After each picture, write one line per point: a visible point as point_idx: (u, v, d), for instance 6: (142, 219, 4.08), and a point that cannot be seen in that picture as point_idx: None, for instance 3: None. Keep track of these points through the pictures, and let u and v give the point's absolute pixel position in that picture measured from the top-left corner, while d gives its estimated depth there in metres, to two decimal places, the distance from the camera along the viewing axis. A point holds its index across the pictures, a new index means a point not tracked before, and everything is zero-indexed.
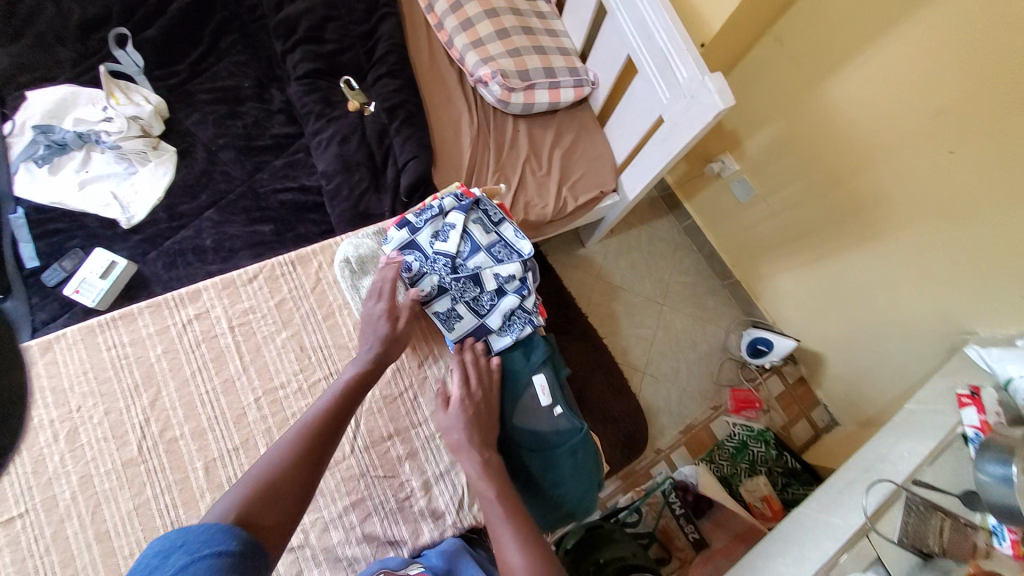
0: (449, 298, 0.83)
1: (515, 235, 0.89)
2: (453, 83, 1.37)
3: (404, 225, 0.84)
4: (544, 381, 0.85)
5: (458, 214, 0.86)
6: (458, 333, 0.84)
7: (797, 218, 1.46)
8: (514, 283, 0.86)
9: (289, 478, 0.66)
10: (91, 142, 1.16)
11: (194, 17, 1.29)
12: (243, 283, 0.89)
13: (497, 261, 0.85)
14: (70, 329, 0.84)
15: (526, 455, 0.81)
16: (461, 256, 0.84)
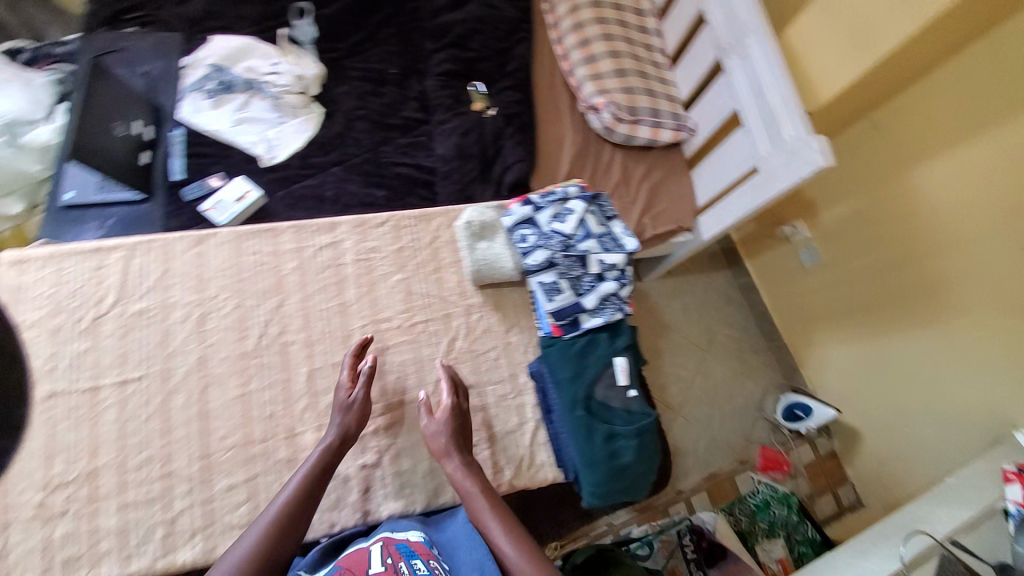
0: (554, 273, 0.89)
1: (624, 231, 0.94)
2: (564, 105, 1.53)
3: (528, 202, 0.93)
4: (625, 363, 0.88)
5: (579, 202, 0.91)
6: (555, 305, 0.88)
7: (859, 292, 1.52)
8: (615, 271, 0.91)
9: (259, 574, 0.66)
10: (255, 89, 1.37)
11: (362, 8, 1.51)
12: (373, 226, 1.00)
13: (605, 249, 0.90)
14: (221, 230, 0.94)
15: (597, 426, 0.84)
16: (574, 237, 0.90)
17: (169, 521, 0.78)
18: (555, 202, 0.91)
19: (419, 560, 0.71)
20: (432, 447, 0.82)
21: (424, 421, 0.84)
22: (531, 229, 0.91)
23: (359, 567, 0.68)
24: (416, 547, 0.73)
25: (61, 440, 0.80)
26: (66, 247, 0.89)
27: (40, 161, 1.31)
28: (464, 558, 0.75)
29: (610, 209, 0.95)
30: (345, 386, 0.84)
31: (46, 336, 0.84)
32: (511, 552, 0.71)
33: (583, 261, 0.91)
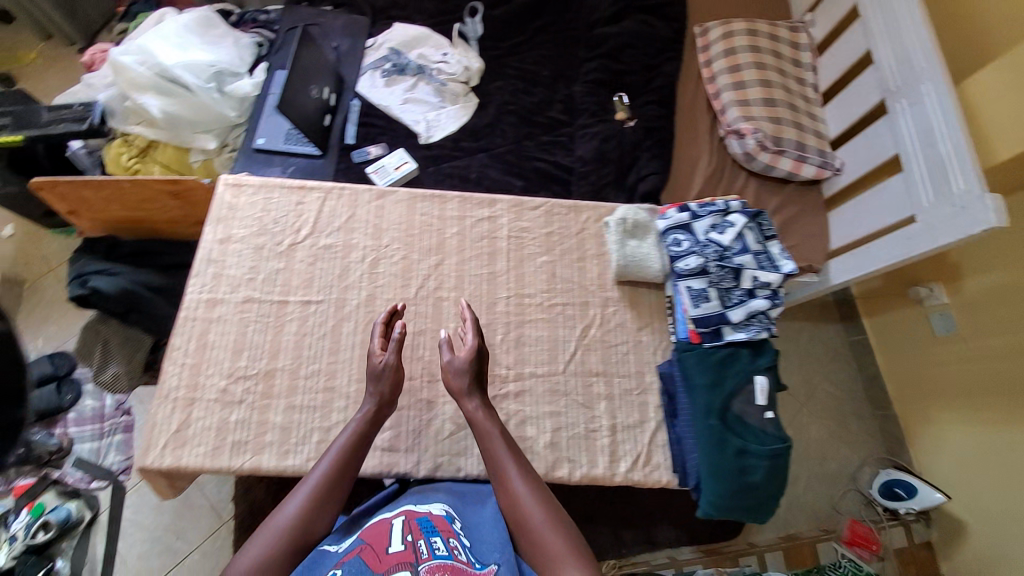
0: (705, 280, 0.92)
1: (780, 253, 0.96)
2: (705, 126, 1.54)
3: (686, 209, 0.97)
4: (764, 383, 0.88)
5: (741, 216, 0.95)
6: (701, 311, 0.91)
7: (997, 373, 1.39)
8: (766, 290, 0.93)
9: (303, 534, 0.73)
10: (424, 74, 1.52)
11: (527, 12, 1.62)
12: (528, 208, 1.07)
13: (761, 266, 0.93)
14: (400, 190, 1.07)
15: (730, 439, 0.85)
16: (730, 250, 0.93)
17: (325, 429, 0.89)
18: (717, 213, 0.95)
19: (439, 537, 0.70)
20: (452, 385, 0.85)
21: (445, 358, 0.86)
22: (688, 235, 0.95)
23: (380, 542, 0.68)
24: (437, 523, 0.73)
25: (250, 338, 0.93)
26: (277, 181, 1.06)
27: (236, 109, 1.51)
28: (486, 532, 0.75)
29: (767, 230, 0.98)
30: (377, 350, 0.87)
31: (250, 251, 0.99)
32: (528, 498, 0.75)
33: (735, 274, 0.93)
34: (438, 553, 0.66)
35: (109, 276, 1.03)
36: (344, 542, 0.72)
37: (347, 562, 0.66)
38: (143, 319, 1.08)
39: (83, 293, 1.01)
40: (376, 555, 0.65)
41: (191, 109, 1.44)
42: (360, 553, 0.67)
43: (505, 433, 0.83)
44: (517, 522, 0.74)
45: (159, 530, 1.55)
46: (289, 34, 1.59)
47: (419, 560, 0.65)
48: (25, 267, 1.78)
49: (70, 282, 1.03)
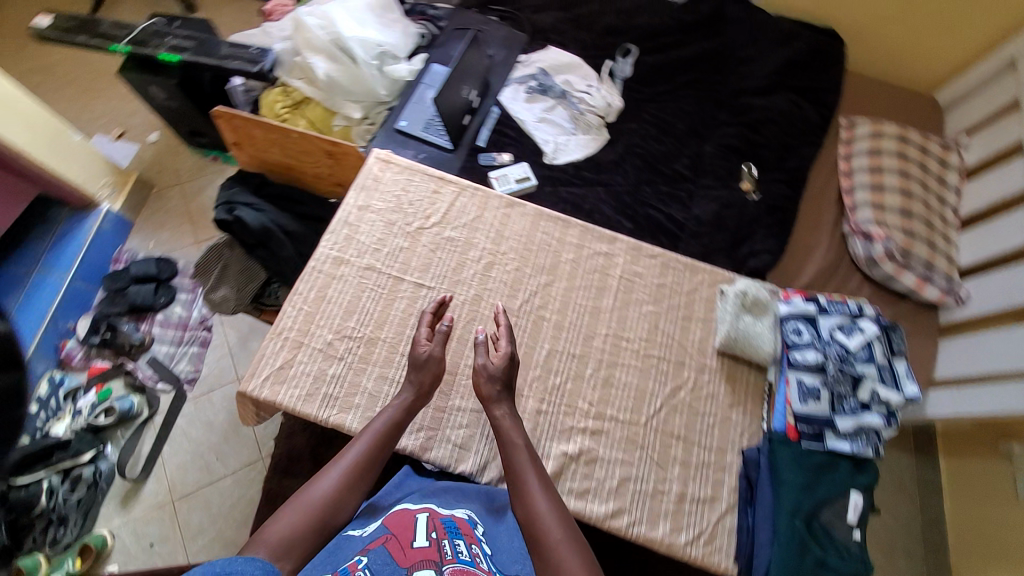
0: (819, 379, 0.91)
1: (906, 374, 0.93)
2: (828, 220, 1.52)
3: (815, 302, 0.97)
4: (859, 501, 0.87)
5: (874, 326, 0.92)
6: (806, 409, 0.90)
7: None
8: (883, 407, 0.91)
9: (330, 513, 0.74)
10: (565, 99, 1.57)
11: (676, 66, 1.65)
12: (646, 255, 1.07)
13: (883, 382, 0.91)
14: (529, 204, 1.10)
15: (811, 546, 0.84)
16: (854, 356, 0.91)
17: None
18: (848, 315, 0.93)
19: (461, 541, 0.71)
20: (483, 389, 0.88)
21: (479, 360, 0.89)
22: (811, 328, 0.94)
23: (406, 535, 0.68)
24: (460, 526, 0.74)
25: (362, 304, 0.99)
26: (420, 166, 1.12)
27: (388, 88, 1.61)
28: (501, 543, 0.76)
29: (897, 347, 0.95)
30: (424, 339, 0.91)
31: (383, 224, 1.06)
32: (549, 515, 0.74)
33: (854, 382, 0.91)
34: (461, 558, 0.66)
35: (253, 210, 1.13)
36: (367, 528, 0.73)
37: (372, 551, 0.66)
38: (264, 255, 1.13)
39: (228, 218, 1.11)
40: (401, 548, 0.65)
41: (351, 79, 1.56)
42: (385, 543, 0.67)
43: (529, 447, 0.84)
44: (535, 537, 0.73)
45: (202, 447, 1.63)
46: (452, 32, 1.68)
47: (442, 561, 0.65)
48: (157, 174, 1.92)
49: (220, 205, 1.13)
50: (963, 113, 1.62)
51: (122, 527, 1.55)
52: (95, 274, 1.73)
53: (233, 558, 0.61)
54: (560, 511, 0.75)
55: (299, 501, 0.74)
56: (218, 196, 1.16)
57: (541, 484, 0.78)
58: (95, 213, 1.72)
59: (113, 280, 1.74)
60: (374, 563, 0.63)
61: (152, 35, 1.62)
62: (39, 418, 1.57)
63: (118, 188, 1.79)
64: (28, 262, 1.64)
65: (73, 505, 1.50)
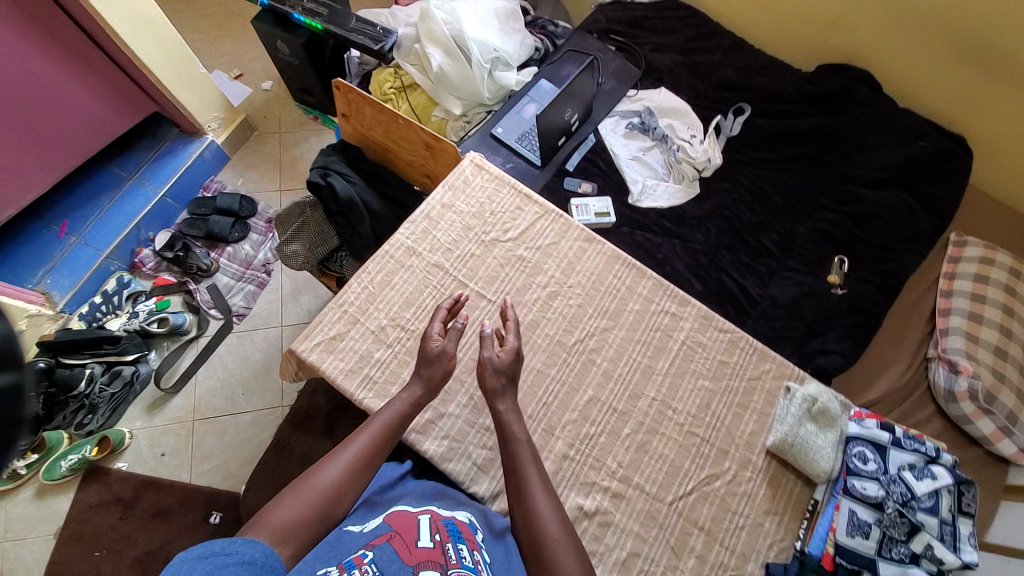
0: (873, 515, 0.84)
1: (970, 541, 0.84)
2: (914, 337, 1.41)
3: (890, 432, 0.89)
4: None
5: (948, 476, 0.85)
6: (852, 543, 0.83)
7: None
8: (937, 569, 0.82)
9: (333, 501, 0.74)
10: (665, 143, 1.53)
11: (788, 136, 1.57)
12: (715, 327, 1.02)
13: (945, 542, 0.82)
14: (608, 244, 1.08)
15: None
16: (919, 502, 0.84)
17: (438, 413, 0.92)
18: (923, 456, 0.86)
19: (464, 546, 0.71)
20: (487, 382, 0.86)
21: (485, 353, 0.88)
22: (879, 458, 0.87)
23: (409, 534, 0.68)
24: (462, 530, 0.74)
25: (422, 298, 0.99)
26: (510, 179, 1.11)
27: (492, 93, 1.64)
28: (499, 555, 0.74)
29: (969, 505, 0.86)
30: (437, 334, 0.90)
31: (461, 226, 1.06)
32: (546, 510, 0.75)
33: (910, 530, 0.83)
34: (465, 564, 0.66)
35: (344, 181, 1.17)
36: (368, 525, 0.73)
37: (377, 546, 0.65)
38: (343, 226, 1.18)
39: (320, 183, 1.15)
40: (408, 546, 0.64)
41: (461, 77, 1.60)
42: (390, 540, 0.66)
43: (531, 444, 0.83)
44: (533, 540, 0.72)
45: (232, 379, 1.70)
46: (567, 54, 1.66)
47: (447, 564, 0.64)
48: (263, 119, 2.05)
49: (314, 169, 1.17)
50: None
51: (142, 431, 1.62)
52: (184, 196, 1.85)
53: (235, 539, 0.62)
54: (557, 507, 0.76)
55: (304, 488, 0.74)
56: (315, 159, 1.21)
57: (543, 486, 0.77)
58: (200, 140, 1.83)
59: (197, 205, 1.85)
60: (380, 559, 0.62)
61: None
62: (99, 310, 1.65)
63: (225, 123, 1.90)
64: (131, 167, 1.77)
65: (105, 397, 1.57)
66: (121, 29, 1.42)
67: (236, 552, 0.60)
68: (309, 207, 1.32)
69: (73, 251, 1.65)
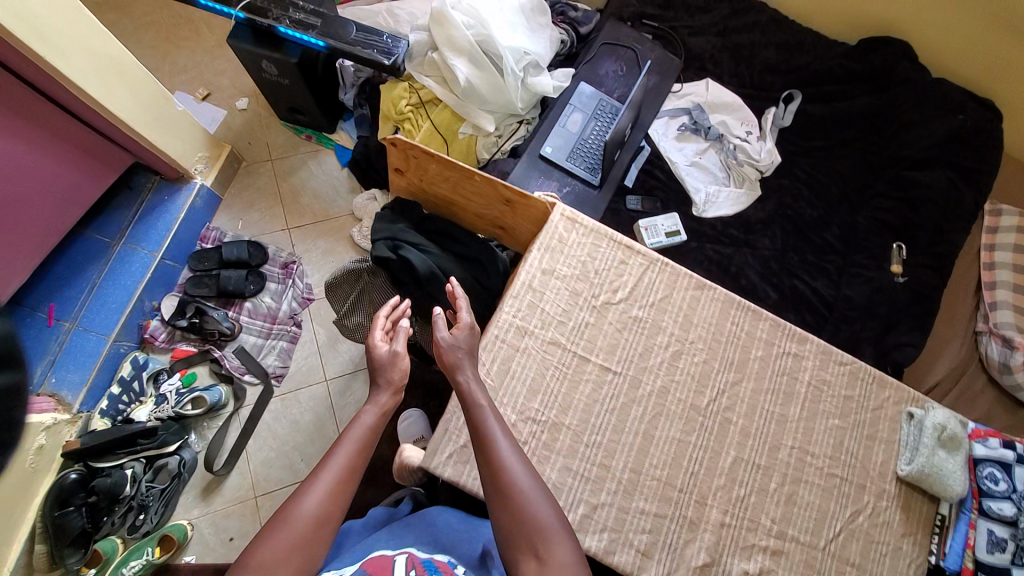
0: (1011, 532, 0.91)
1: None
2: (964, 312, 1.47)
3: (1014, 449, 0.95)
4: None
5: None
6: (992, 559, 0.91)
7: None
8: None
9: (320, 532, 0.69)
10: (720, 143, 1.45)
11: (836, 120, 1.52)
12: (834, 361, 1.02)
13: None
14: (718, 288, 1.03)
15: None
16: None
17: (592, 506, 0.88)
18: None
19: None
20: (442, 353, 0.81)
21: (440, 333, 0.82)
22: (1011, 479, 0.93)
23: None
24: (439, 567, 0.72)
25: (546, 383, 0.92)
26: (607, 230, 1.02)
27: (525, 102, 1.48)
28: None
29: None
30: (380, 342, 0.89)
31: (567, 293, 0.97)
32: (517, 464, 0.71)
33: None
34: None
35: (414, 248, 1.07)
36: (343, 570, 0.70)
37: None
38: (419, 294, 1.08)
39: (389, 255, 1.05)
40: None
41: (491, 88, 1.42)
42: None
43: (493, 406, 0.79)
44: (507, 495, 0.68)
45: (288, 445, 1.58)
46: (601, 48, 1.52)
47: None
48: (248, 147, 1.83)
49: (377, 241, 1.07)
50: None
51: (202, 518, 1.49)
52: (182, 253, 1.65)
53: None
54: (525, 459, 0.72)
55: (285, 527, 0.68)
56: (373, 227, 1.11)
57: (509, 440, 0.74)
58: (188, 187, 1.61)
59: (200, 259, 1.66)
60: None
61: (273, 3, 1.45)
62: (121, 401, 1.49)
63: (211, 161, 1.69)
64: (113, 231, 1.53)
65: (155, 494, 1.43)
66: (81, 79, 1.17)
67: None
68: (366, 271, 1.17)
69: (72, 340, 1.43)
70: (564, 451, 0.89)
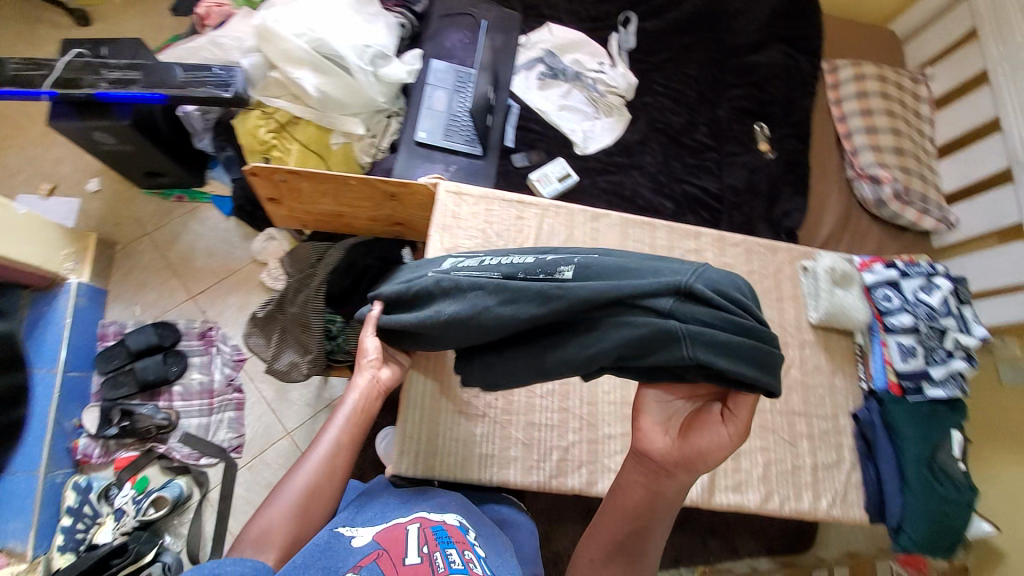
0: (913, 338, 1.02)
1: (975, 319, 1.04)
2: (835, 166, 1.62)
3: (895, 266, 1.07)
4: (960, 437, 1.02)
5: (947, 280, 1.04)
6: (907, 367, 1.01)
7: None
8: (966, 352, 1.02)
9: (311, 502, 0.80)
10: (580, 81, 1.51)
11: (674, 29, 1.61)
12: (730, 244, 1.11)
13: (966, 330, 1.01)
14: (612, 213, 1.09)
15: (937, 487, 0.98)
16: (938, 311, 1.02)
17: (564, 448, 0.93)
18: (927, 275, 1.04)
19: (455, 550, 0.69)
20: (713, 447, 0.70)
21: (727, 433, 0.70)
22: (897, 293, 1.04)
23: (397, 551, 0.66)
24: (452, 534, 0.73)
25: None
26: (495, 193, 1.05)
27: (386, 94, 1.46)
28: (496, 556, 0.73)
29: (964, 295, 1.05)
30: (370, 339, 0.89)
31: None
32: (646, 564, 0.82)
33: (940, 335, 1.02)
34: (454, 568, 0.64)
35: (325, 254, 1.19)
36: (360, 534, 0.71)
37: (365, 567, 0.63)
38: (320, 305, 1.14)
39: (671, 326, 0.61)
40: (393, 564, 0.63)
41: (345, 90, 1.39)
42: (377, 558, 0.65)
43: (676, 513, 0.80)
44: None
45: None
46: (441, 21, 1.51)
47: (434, 574, 0.63)
48: (115, 228, 1.69)
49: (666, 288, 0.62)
50: (922, 45, 1.77)
51: None
52: (85, 358, 1.53)
53: (223, 559, 0.65)
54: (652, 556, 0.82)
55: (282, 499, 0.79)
56: (655, 255, 0.67)
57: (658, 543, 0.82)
58: (63, 291, 1.49)
59: (107, 359, 1.55)
60: None
61: (82, 70, 1.35)
62: (78, 530, 1.40)
63: (80, 255, 1.56)
64: None
65: None
66: None
67: (225, 570, 0.63)
68: (500, 254, 0.76)
69: None
70: (522, 408, 0.94)
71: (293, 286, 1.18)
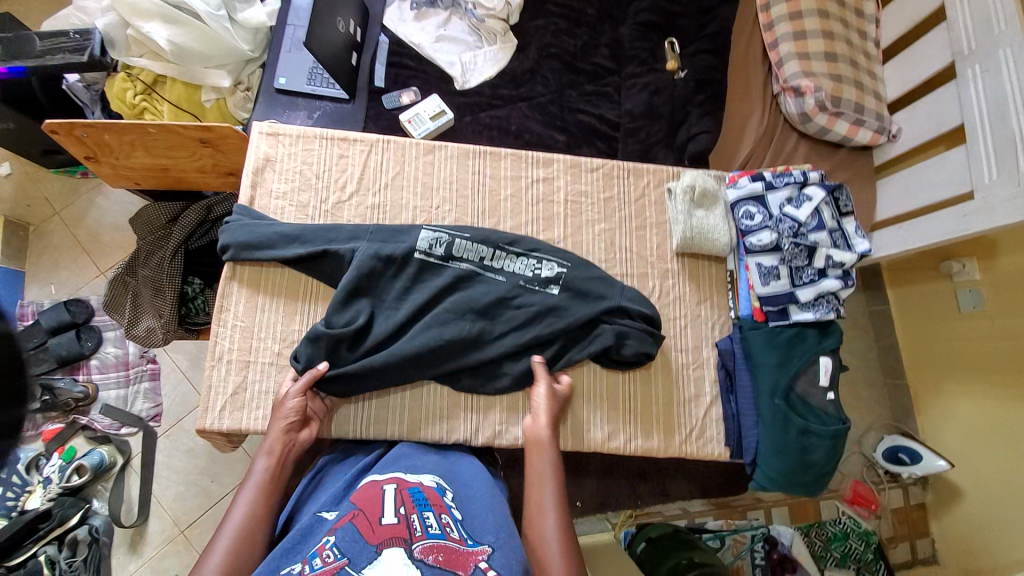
0: (776, 257, 0.96)
1: (855, 231, 0.98)
2: (758, 81, 1.37)
3: (761, 180, 0.99)
4: (829, 364, 0.96)
5: (819, 190, 0.97)
6: (768, 290, 0.96)
7: (1006, 351, 1.25)
8: (838, 270, 0.96)
9: (263, 524, 0.69)
10: (458, 7, 1.38)
11: None
12: (587, 170, 1.04)
13: (834, 245, 0.96)
14: (450, 145, 1.00)
15: (794, 419, 0.93)
16: (806, 226, 0.96)
17: (386, 394, 0.90)
18: (793, 187, 0.97)
19: (431, 512, 0.66)
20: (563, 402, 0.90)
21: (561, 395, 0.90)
22: (760, 209, 0.98)
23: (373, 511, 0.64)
24: (430, 497, 0.70)
25: (302, 304, 0.91)
26: (315, 132, 0.98)
27: (250, 42, 1.38)
28: (474, 510, 0.71)
29: (844, 205, 0.99)
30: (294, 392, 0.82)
31: (294, 209, 0.94)
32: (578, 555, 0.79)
33: (809, 253, 0.96)
34: (431, 531, 0.62)
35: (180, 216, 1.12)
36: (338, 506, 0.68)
37: (340, 529, 0.62)
38: (177, 267, 1.07)
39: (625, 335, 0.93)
40: (369, 524, 0.60)
41: (201, 41, 1.30)
42: (353, 520, 0.62)
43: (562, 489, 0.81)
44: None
45: (192, 473, 1.53)
46: None
47: (412, 537, 0.60)
48: (28, 209, 1.67)
49: (608, 302, 0.93)
50: None
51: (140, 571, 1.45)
52: None
53: None
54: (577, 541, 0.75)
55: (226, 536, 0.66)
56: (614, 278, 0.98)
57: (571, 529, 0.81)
58: None
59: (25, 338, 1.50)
60: (341, 541, 0.59)
61: None
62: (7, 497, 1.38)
63: None
64: None
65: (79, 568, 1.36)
66: None
67: None
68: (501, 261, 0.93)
69: None
70: None
71: (143, 249, 1.09)
